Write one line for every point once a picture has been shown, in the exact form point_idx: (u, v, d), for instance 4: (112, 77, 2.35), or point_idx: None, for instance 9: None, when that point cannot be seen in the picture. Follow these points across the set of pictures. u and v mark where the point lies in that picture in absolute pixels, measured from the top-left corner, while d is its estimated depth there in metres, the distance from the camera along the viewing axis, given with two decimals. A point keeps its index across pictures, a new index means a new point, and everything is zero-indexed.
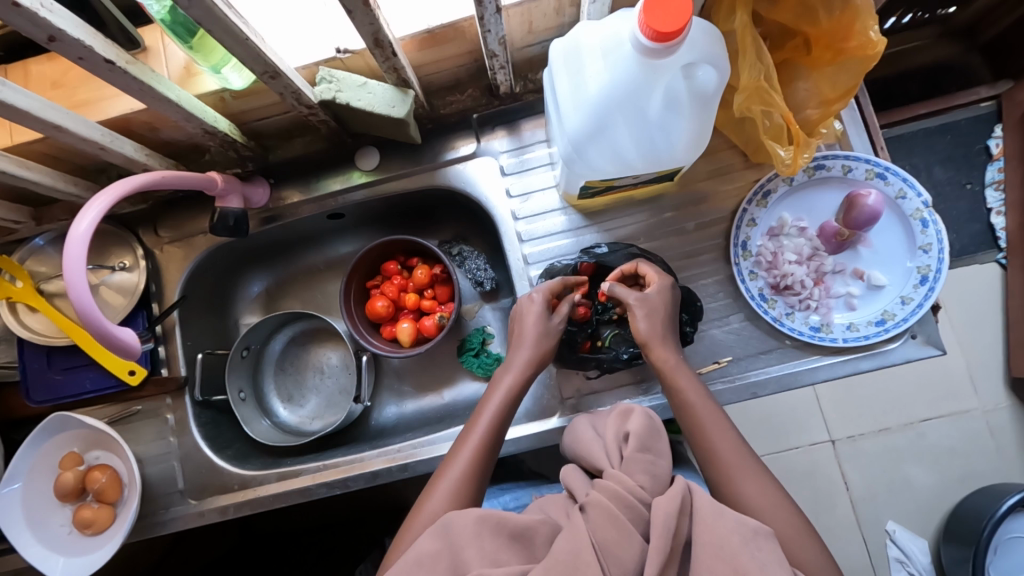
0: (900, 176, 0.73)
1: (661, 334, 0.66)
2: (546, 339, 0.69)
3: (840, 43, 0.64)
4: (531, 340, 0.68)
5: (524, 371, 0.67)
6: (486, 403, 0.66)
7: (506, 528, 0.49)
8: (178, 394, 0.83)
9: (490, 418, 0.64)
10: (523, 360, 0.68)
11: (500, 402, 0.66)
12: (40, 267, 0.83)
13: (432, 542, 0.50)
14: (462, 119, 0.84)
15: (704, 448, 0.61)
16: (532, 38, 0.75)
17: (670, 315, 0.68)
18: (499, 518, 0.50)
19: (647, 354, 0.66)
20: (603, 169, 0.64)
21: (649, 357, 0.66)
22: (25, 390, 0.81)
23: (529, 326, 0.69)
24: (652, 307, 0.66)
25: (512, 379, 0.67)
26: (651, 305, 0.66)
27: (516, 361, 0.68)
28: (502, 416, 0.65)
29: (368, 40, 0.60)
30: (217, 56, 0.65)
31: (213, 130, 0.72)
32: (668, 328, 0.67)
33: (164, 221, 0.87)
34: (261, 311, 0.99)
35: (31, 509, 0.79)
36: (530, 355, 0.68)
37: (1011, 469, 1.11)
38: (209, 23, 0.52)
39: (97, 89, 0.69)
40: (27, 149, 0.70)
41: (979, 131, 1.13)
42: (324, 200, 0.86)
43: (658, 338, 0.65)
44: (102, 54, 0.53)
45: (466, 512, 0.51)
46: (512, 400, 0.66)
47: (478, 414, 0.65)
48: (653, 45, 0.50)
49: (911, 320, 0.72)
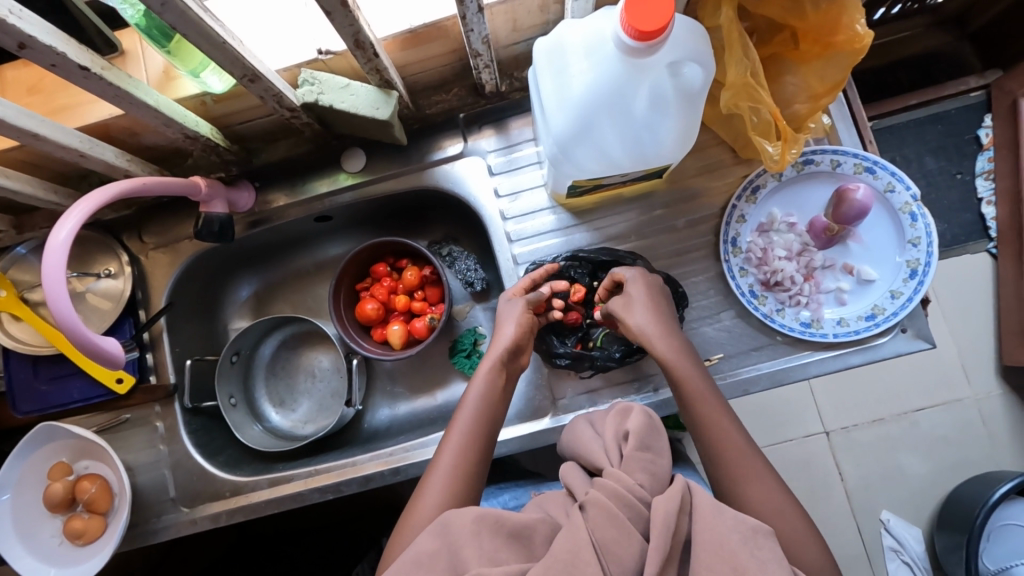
0: (889, 170, 0.73)
1: (652, 323, 0.66)
2: (517, 321, 0.69)
3: (828, 37, 0.64)
4: (508, 333, 0.68)
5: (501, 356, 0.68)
6: (466, 397, 0.66)
7: (505, 526, 0.49)
8: (168, 401, 0.82)
9: (471, 411, 0.65)
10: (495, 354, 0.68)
11: (481, 396, 0.66)
12: (24, 275, 0.82)
13: (431, 541, 0.50)
14: (448, 118, 0.83)
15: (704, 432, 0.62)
16: (518, 36, 0.74)
17: (660, 299, 0.69)
18: (498, 517, 0.50)
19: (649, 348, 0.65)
20: (590, 168, 0.64)
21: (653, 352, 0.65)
22: (11, 401, 0.81)
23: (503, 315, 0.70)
24: (642, 298, 0.68)
25: (487, 372, 0.67)
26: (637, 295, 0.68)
27: (490, 356, 0.68)
28: (486, 410, 0.65)
29: (348, 41, 0.59)
30: (195, 61, 0.64)
31: (194, 135, 0.70)
32: (663, 319, 0.67)
33: (148, 226, 0.86)
34: (250, 315, 0.98)
35: (21, 521, 0.79)
36: (504, 349, 0.68)
37: (1003, 456, 1.11)
38: (185, 28, 0.51)
39: (75, 95, 0.68)
40: (5, 156, 0.69)
41: (969, 120, 1.13)
42: (312, 203, 0.85)
43: (656, 331, 0.66)
44: (75, 61, 0.52)
45: (465, 511, 0.50)
46: (494, 393, 0.66)
47: (458, 413, 0.65)
48: (635, 44, 0.49)
49: (901, 314, 0.72)
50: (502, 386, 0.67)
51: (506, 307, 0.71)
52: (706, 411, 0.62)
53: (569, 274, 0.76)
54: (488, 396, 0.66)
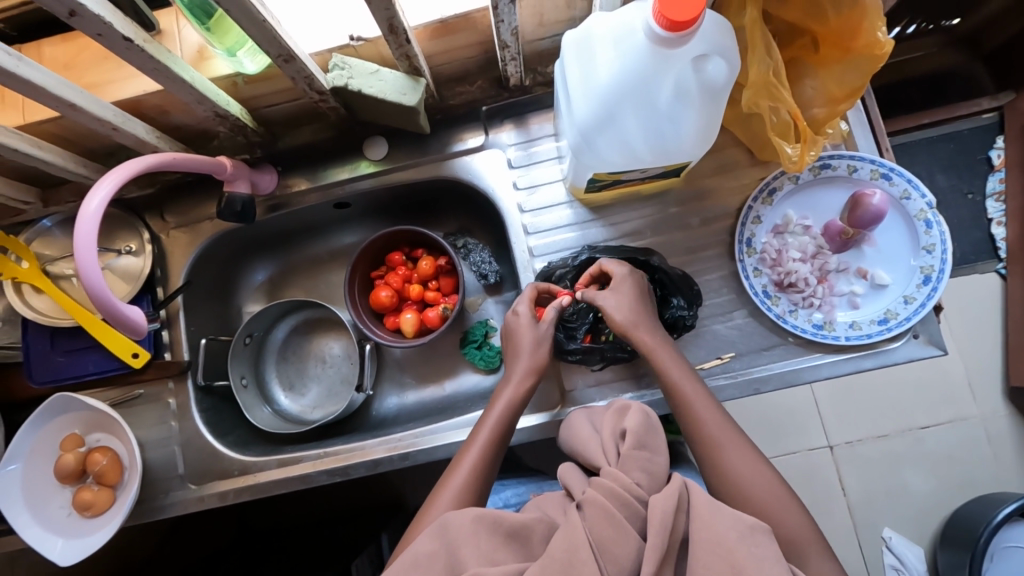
0: (905, 177, 0.74)
1: (643, 318, 0.68)
2: (542, 349, 0.70)
3: (848, 42, 0.64)
4: (529, 348, 0.70)
5: (525, 383, 0.69)
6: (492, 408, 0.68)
7: (502, 526, 0.49)
8: (181, 378, 0.83)
9: (490, 432, 0.66)
10: (522, 369, 0.69)
11: (505, 408, 0.67)
12: (46, 249, 0.83)
13: (428, 542, 0.50)
14: (470, 111, 0.85)
15: (690, 430, 0.64)
16: (543, 31, 0.75)
17: (643, 297, 0.70)
18: (497, 517, 0.50)
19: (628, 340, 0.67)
20: (613, 161, 0.65)
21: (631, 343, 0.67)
22: (26, 371, 0.81)
23: (524, 337, 0.70)
24: (625, 295, 0.68)
25: (514, 388, 0.68)
26: (621, 295, 0.68)
27: (517, 367, 0.69)
28: (507, 422, 0.67)
29: (383, 26, 0.60)
30: (231, 39, 0.66)
31: (224, 113, 0.72)
32: (646, 314, 0.69)
33: (170, 205, 0.87)
34: (264, 299, 1.00)
35: (31, 491, 0.79)
36: (530, 363, 0.69)
37: (1007, 477, 1.11)
38: (227, 3, 0.52)
39: (110, 70, 0.69)
40: (38, 128, 0.71)
41: (982, 140, 1.13)
42: (331, 188, 0.86)
43: (637, 325, 0.67)
44: (119, 31, 0.54)
45: (464, 510, 0.51)
46: (516, 407, 0.68)
47: (482, 422, 0.68)
48: (665, 34, 0.51)
49: (913, 319, 0.72)
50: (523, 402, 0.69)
51: (533, 328, 0.71)
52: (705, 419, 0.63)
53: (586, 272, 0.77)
54: (513, 408, 0.68)
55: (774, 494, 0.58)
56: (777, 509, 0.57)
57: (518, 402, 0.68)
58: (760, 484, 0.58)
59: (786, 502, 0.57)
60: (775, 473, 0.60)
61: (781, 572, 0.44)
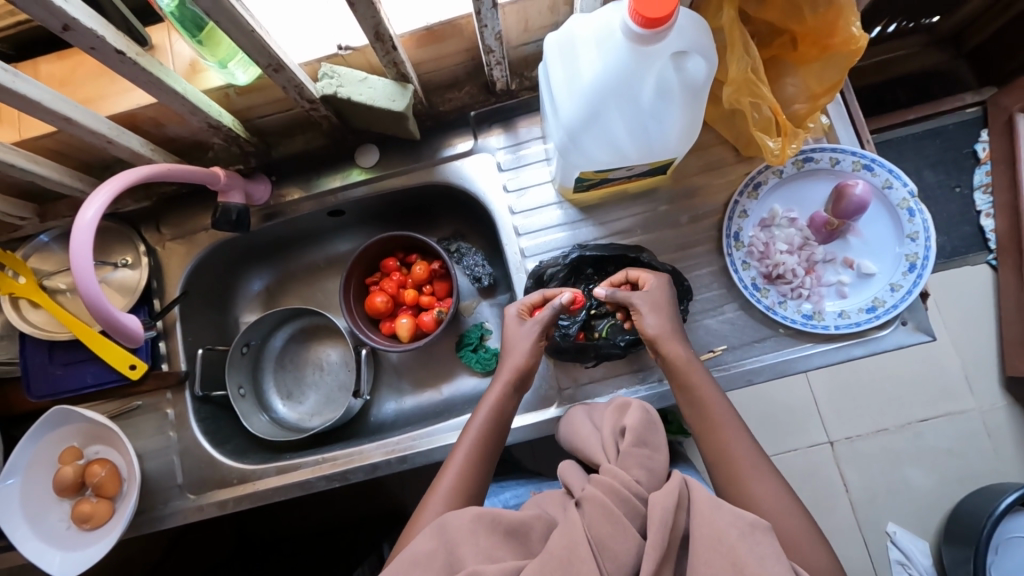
0: (886, 167, 0.75)
1: (673, 328, 0.67)
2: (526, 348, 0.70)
3: (826, 39, 0.66)
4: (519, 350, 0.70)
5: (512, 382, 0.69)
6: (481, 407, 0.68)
7: (501, 524, 0.50)
8: (178, 388, 0.84)
9: (479, 431, 0.66)
10: (508, 369, 0.69)
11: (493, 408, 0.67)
12: (44, 263, 0.84)
13: (427, 542, 0.50)
14: (460, 117, 0.87)
15: (715, 453, 0.63)
16: (529, 36, 0.77)
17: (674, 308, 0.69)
18: (495, 515, 0.50)
19: (659, 349, 0.67)
20: (599, 160, 0.66)
21: (661, 353, 0.67)
22: (25, 385, 0.82)
23: (512, 337, 0.71)
24: (659, 306, 0.68)
25: (501, 388, 0.69)
26: (654, 300, 0.68)
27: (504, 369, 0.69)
28: (496, 423, 0.67)
29: (369, 34, 0.62)
30: (223, 51, 0.68)
31: (217, 124, 0.73)
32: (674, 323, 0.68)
33: (165, 218, 0.88)
34: (261, 309, 1.00)
35: (30, 504, 0.79)
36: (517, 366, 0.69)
37: (1006, 468, 1.11)
38: (216, 15, 0.54)
39: (106, 85, 0.71)
40: (35, 144, 0.72)
41: (967, 135, 1.15)
42: (325, 197, 0.87)
43: (667, 335, 0.67)
44: (113, 45, 0.55)
45: (463, 510, 0.51)
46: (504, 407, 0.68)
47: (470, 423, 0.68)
48: (642, 32, 0.52)
49: (901, 307, 0.73)
50: (511, 403, 0.69)
51: (517, 327, 0.72)
52: (729, 446, 0.62)
53: (584, 271, 0.78)
54: (501, 409, 0.68)
55: (796, 522, 0.57)
56: (801, 542, 0.56)
57: (506, 401, 0.69)
58: (783, 514, 0.58)
59: (807, 530, 0.56)
60: (790, 492, 0.59)
61: (783, 571, 0.44)
